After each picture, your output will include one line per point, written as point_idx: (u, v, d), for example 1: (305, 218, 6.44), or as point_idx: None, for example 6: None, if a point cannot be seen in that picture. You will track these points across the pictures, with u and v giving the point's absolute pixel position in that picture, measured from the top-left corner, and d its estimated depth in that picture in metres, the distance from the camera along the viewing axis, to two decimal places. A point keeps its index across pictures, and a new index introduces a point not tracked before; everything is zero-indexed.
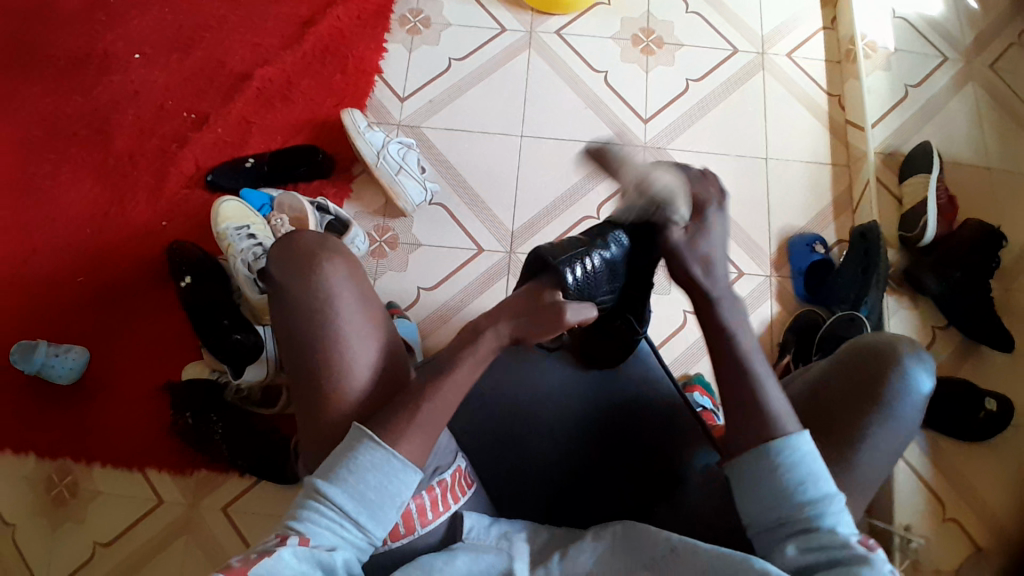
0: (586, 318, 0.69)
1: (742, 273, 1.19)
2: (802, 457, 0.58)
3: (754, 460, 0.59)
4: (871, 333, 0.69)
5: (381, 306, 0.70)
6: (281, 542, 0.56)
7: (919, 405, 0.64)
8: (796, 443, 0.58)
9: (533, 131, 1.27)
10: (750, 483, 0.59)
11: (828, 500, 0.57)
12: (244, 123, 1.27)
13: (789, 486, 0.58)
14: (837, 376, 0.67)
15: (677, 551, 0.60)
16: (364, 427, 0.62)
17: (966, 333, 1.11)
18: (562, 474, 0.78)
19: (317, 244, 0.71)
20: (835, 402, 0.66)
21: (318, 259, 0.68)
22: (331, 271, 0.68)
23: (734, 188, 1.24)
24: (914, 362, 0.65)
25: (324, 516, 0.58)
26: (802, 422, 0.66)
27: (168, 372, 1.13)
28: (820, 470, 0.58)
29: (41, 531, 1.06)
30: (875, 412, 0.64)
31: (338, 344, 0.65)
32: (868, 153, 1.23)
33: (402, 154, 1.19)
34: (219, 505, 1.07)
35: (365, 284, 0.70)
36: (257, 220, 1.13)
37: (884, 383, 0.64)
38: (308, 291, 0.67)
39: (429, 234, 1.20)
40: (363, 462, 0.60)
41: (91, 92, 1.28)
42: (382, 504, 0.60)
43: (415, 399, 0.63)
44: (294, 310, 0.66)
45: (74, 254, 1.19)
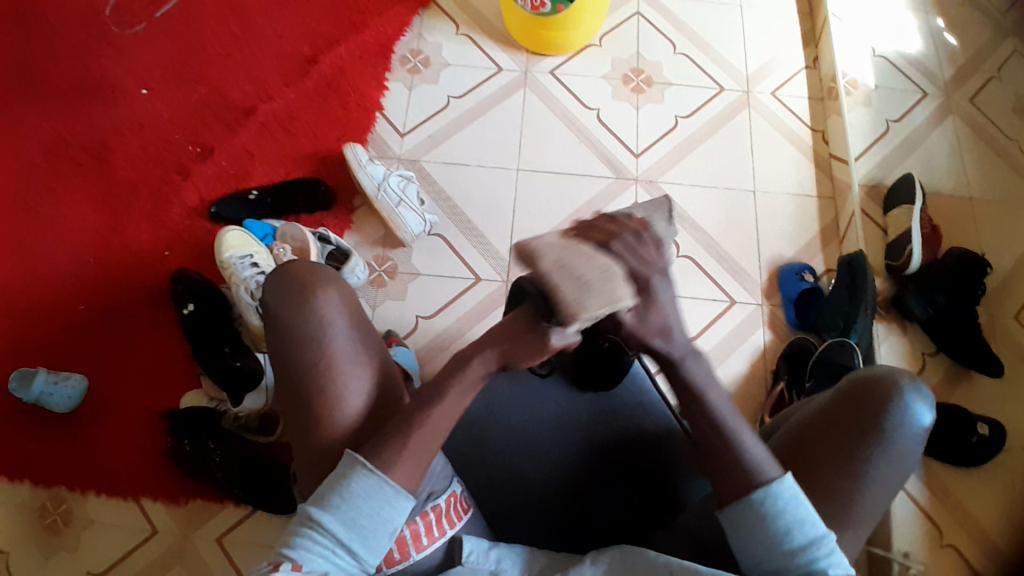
0: (570, 342, 0.63)
1: (733, 302, 1.22)
2: (789, 504, 0.59)
3: (741, 512, 0.60)
4: (871, 365, 0.69)
5: (373, 332, 0.72)
6: (275, 568, 0.55)
7: (917, 437, 0.65)
8: (780, 491, 0.59)
9: (528, 164, 1.31)
10: (741, 531, 0.60)
11: (818, 543, 0.58)
12: (248, 156, 1.30)
13: (778, 534, 0.58)
14: (836, 403, 0.67)
15: (677, 575, 0.61)
16: (356, 453, 0.62)
17: (953, 357, 1.14)
18: (562, 500, 0.79)
19: (310, 270, 0.71)
20: (836, 427, 0.66)
21: (312, 283, 0.69)
22: (325, 299, 0.68)
23: (724, 220, 1.28)
24: (913, 394, 0.65)
25: (316, 543, 0.58)
26: (804, 447, 0.66)
27: (166, 398, 1.14)
28: (806, 514, 0.59)
29: (34, 560, 1.05)
30: (875, 439, 0.64)
31: (332, 372, 0.66)
32: (853, 186, 1.27)
33: (402, 186, 1.23)
34: (213, 535, 1.06)
35: (358, 311, 0.71)
36: (260, 249, 1.15)
37: (882, 413, 0.64)
38: (303, 318, 0.67)
39: (428, 263, 1.23)
40: (356, 488, 0.60)
41: (99, 125, 1.32)
42: (374, 529, 0.60)
43: (415, 411, 0.64)
44: (289, 336, 0.67)
45: (76, 283, 1.21)
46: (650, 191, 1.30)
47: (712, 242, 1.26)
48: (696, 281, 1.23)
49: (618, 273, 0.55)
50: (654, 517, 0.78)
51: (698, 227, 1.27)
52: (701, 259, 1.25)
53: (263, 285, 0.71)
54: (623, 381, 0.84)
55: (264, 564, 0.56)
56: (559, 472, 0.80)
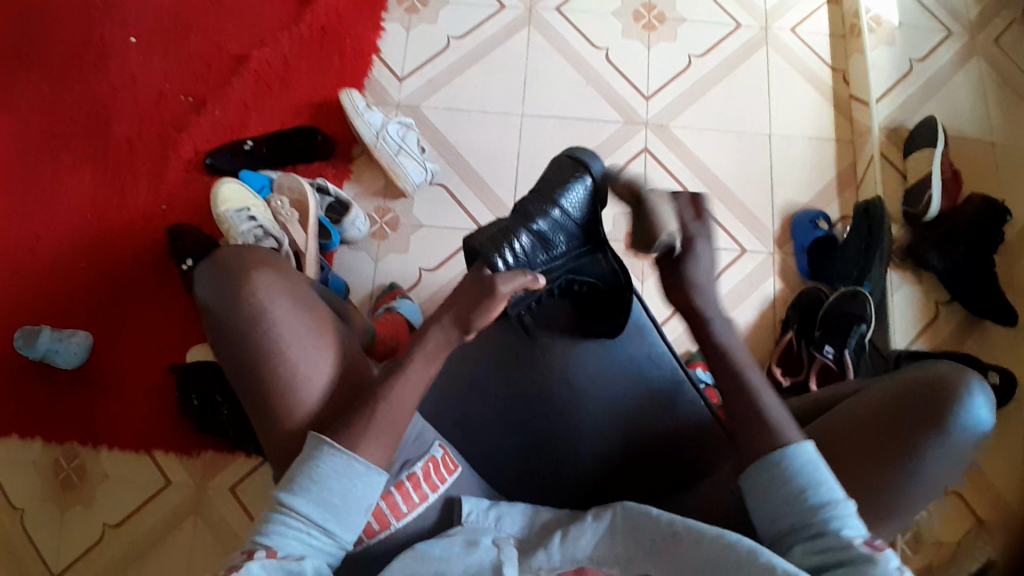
0: (521, 283, 0.70)
1: (744, 251, 1.19)
2: (804, 466, 0.58)
3: (759, 473, 0.60)
4: (934, 361, 0.65)
5: (319, 305, 0.70)
6: (249, 557, 0.55)
7: (974, 438, 0.62)
8: (798, 453, 0.59)
9: (533, 109, 1.26)
10: (761, 489, 0.59)
11: (834, 504, 0.56)
12: (242, 105, 1.26)
13: (796, 491, 0.57)
14: (899, 394, 0.63)
15: (681, 535, 0.60)
16: (321, 435, 0.62)
17: (969, 306, 1.11)
18: (580, 467, 0.76)
19: (241, 257, 0.68)
20: (896, 422, 0.62)
21: (246, 269, 0.66)
22: (260, 287, 0.65)
23: (738, 168, 1.23)
24: (976, 393, 0.62)
25: (291, 526, 0.58)
26: (856, 438, 0.64)
27: (172, 356, 1.14)
28: (824, 476, 0.58)
29: (48, 516, 1.07)
30: (934, 437, 0.61)
31: (287, 364, 0.64)
32: (873, 129, 1.22)
33: (401, 134, 1.19)
34: (226, 485, 1.08)
35: (297, 288, 0.69)
36: (257, 202, 1.12)
37: (945, 409, 0.61)
38: (238, 310, 0.65)
39: (430, 215, 1.20)
40: (325, 469, 0.60)
41: (89, 78, 1.27)
42: (348, 507, 0.60)
43: (390, 381, 0.66)
44: (232, 331, 0.65)
45: (77, 239, 1.19)
46: (660, 137, 1.25)
47: (724, 189, 1.22)
48: None
49: (672, 215, 0.70)
50: (663, 485, 0.75)
51: (709, 173, 1.23)
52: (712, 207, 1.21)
53: (193, 278, 0.69)
54: (627, 327, 0.80)
55: (241, 554, 0.56)
56: (559, 442, 0.77)
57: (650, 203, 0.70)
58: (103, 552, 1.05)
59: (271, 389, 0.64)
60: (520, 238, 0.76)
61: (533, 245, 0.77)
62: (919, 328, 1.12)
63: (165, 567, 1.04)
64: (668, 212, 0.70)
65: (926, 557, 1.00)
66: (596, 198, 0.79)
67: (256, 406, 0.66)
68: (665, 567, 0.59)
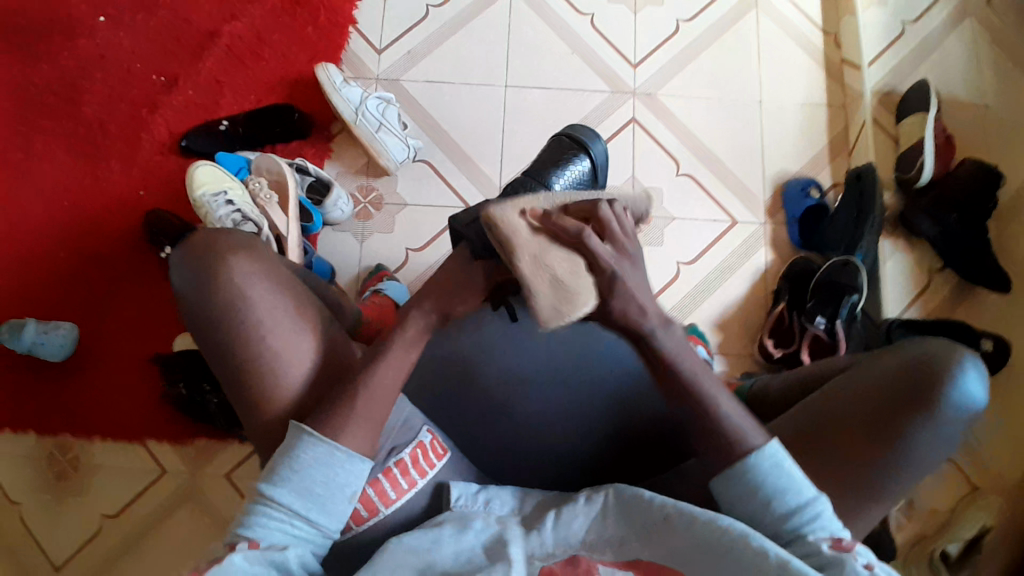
0: None
1: (735, 222, 1.17)
2: (770, 472, 0.58)
3: (726, 482, 0.59)
4: (925, 340, 0.65)
5: (301, 290, 0.68)
6: (232, 549, 0.55)
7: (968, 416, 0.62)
8: (761, 460, 0.58)
9: (517, 80, 1.22)
10: (730, 496, 0.59)
11: (802, 508, 0.57)
12: (215, 83, 1.21)
13: (762, 501, 0.58)
14: (892, 375, 0.63)
15: (670, 519, 0.59)
16: (302, 424, 0.60)
17: (961, 273, 1.10)
18: (566, 451, 0.76)
19: (216, 241, 0.65)
20: (890, 403, 0.62)
21: (221, 254, 0.64)
22: (238, 272, 0.63)
23: (728, 136, 1.21)
24: (968, 371, 0.62)
25: (272, 518, 0.57)
26: (849, 419, 0.63)
27: (155, 345, 1.11)
28: (790, 480, 0.57)
29: (38, 510, 1.05)
30: (926, 416, 0.60)
31: (268, 352, 0.63)
32: (864, 94, 1.19)
33: (381, 110, 1.15)
34: (220, 472, 1.07)
35: (276, 272, 0.66)
36: (235, 185, 1.09)
37: (939, 390, 0.61)
38: (215, 297, 0.63)
39: (414, 192, 1.17)
40: (306, 459, 0.59)
41: (55, 60, 1.22)
42: (331, 496, 0.59)
43: (374, 367, 0.64)
44: (210, 321, 0.63)
45: (52, 228, 1.15)
46: (648, 106, 1.22)
47: (714, 159, 1.20)
48: (695, 200, 1.18)
49: (570, 281, 0.57)
50: (649, 464, 0.75)
51: (699, 142, 1.20)
52: (702, 177, 1.19)
53: (170, 263, 0.66)
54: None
55: (224, 548, 0.56)
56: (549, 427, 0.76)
57: (540, 276, 0.57)
58: (97, 546, 1.04)
59: (255, 384, 0.63)
60: None
61: None
62: (912, 295, 1.11)
63: (157, 557, 1.03)
64: (571, 283, 0.57)
65: (919, 527, 1.01)
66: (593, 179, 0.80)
67: (242, 402, 0.64)
68: (655, 550, 0.58)
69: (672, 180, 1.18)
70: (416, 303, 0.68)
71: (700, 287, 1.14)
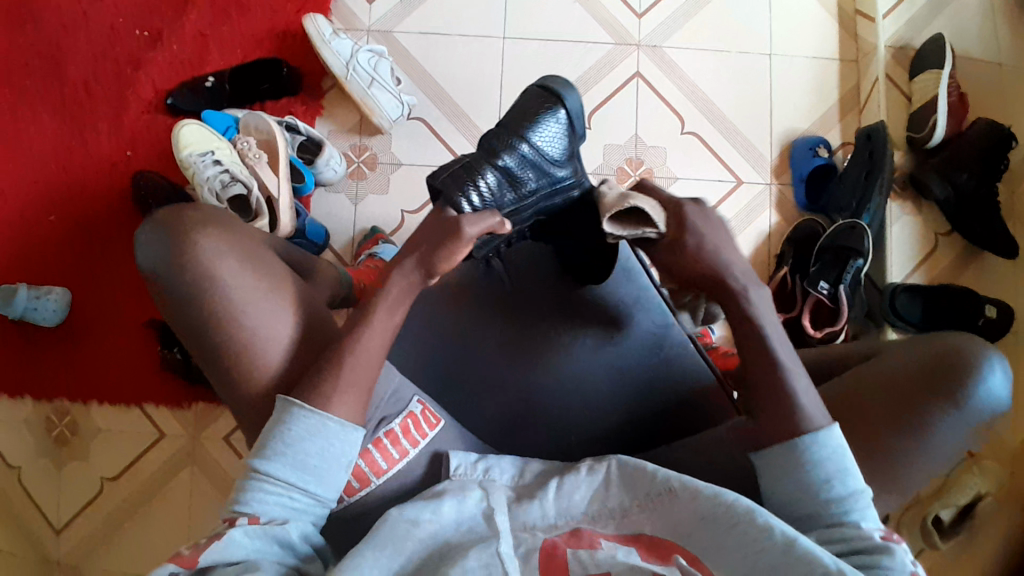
0: (489, 226, 0.66)
1: (740, 182, 1.13)
2: (833, 454, 0.55)
3: (782, 456, 0.56)
4: (951, 334, 0.61)
5: (280, 265, 0.64)
6: (231, 525, 0.53)
7: (991, 412, 0.58)
8: (826, 440, 0.55)
9: (515, 31, 1.16)
10: (779, 473, 0.56)
11: (854, 496, 0.54)
12: (200, 37, 1.16)
13: (817, 482, 0.54)
14: (914, 363, 0.59)
15: (677, 492, 0.55)
16: (289, 397, 0.58)
17: (968, 237, 1.08)
18: (556, 426, 0.71)
19: (190, 219, 0.60)
20: (907, 389, 0.58)
21: (191, 230, 0.59)
22: (207, 249, 0.58)
23: (736, 92, 1.16)
24: (993, 363, 0.58)
25: (270, 492, 0.55)
26: (862, 403, 0.60)
27: (151, 310, 1.10)
28: (848, 465, 0.54)
29: (45, 472, 1.07)
30: (945, 404, 0.57)
31: (250, 336, 0.58)
32: (878, 47, 1.14)
33: (373, 63, 1.10)
34: (219, 435, 1.08)
35: (250, 248, 0.61)
36: (222, 145, 1.06)
37: (963, 381, 0.57)
38: (182, 276, 0.58)
39: (410, 151, 1.13)
40: (297, 431, 0.56)
41: (34, 16, 1.16)
42: (327, 467, 0.57)
43: (358, 342, 0.60)
44: (185, 301, 0.58)
45: (41, 191, 1.12)
46: (653, 60, 1.16)
47: (722, 117, 1.15)
48: (700, 159, 1.14)
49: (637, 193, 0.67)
50: (641, 434, 0.71)
51: (706, 99, 1.15)
52: (707, 135, 1.15)
53: (138, 242, 0.61)
54: (613, 273, 0.75)
55: (222, 522, 0.55)
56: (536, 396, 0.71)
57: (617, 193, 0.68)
58: (103, 504, 1.06)
59: (240, 352, 0.58)
60: (484, 182, 0.69)
61: (498, 190, 0.70)
62: (917, 260, 1.09)
63: (169, 515, 1.05)
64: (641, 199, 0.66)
65: None
66: (570, 134, 0.73)
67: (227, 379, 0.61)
68: (660, 522, 0.54)
69: (677, 138, 1.14)
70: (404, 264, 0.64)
71: None
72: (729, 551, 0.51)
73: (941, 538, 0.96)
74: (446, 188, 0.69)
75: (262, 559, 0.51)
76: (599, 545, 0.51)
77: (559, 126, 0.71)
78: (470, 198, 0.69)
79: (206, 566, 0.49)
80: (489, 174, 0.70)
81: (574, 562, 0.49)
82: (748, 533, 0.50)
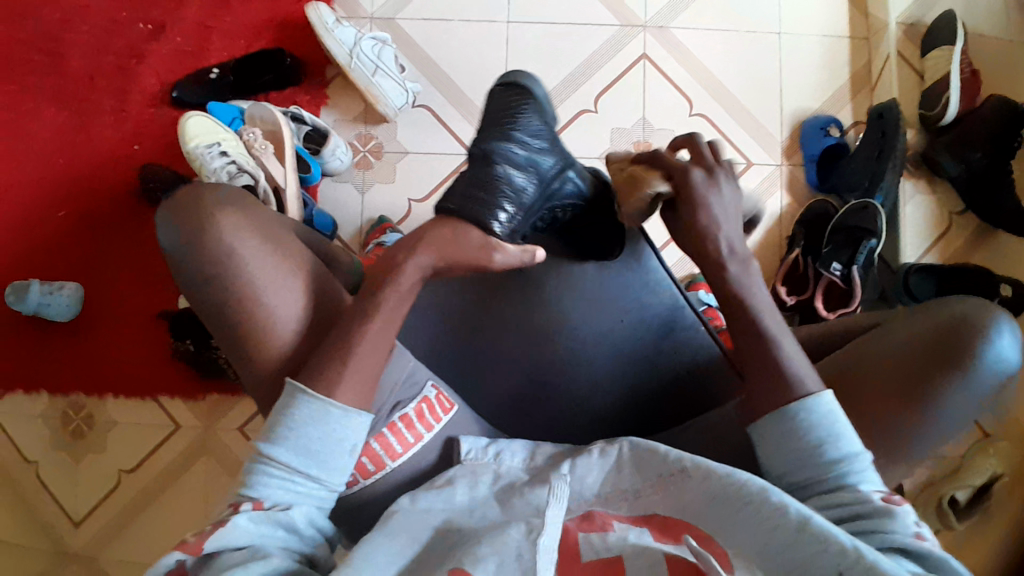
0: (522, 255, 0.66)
1: (750, 164, 1.12)
2: (823, 418, 0.54)
3: (774, 426, 0.56)
4: (956, 298, 0.59)
5: (299, 246, 0.63)
6: (234, 510, 0.53)
7: (1002, 375, 0.56)
8: (816, 406, 0.55)
9: (519, 15, 1.15)
10: (775, 442, 0.56)
11: (851, 460, 0.53)
12: (203, 28, 1.16)
13: (811, 448, 0.54)
14: (922, 332, 0.58)
15: (689, 471, 0.55)
16: (297, 381, 0.58)
17: (982, 217, 1.06)
18: (567, 415, 0.70)
19: (216, 201, 0.60)
20: (916, 361, 0.57)
21: (211, 214, 0.58)
22: (229, 234, 0.58)
23: (744, 72, 1.14)
24: (999, 324, 0.56)
25: (273, 476, 0.55)
26: (872, 378, 0.59)
27: (161, 303, 1.11)
28: (841, 428, 0.54)
29: (61, 465, 1.08)
30: (958, 372, 0.55)
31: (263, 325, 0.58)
32: (891, 24, 1.12)
33: (377, 51, 1.09)
34: (232, 426, 1.08)
35: (268, 232, 0.60)
36: (228, 136, 1.04)
37: (972, 346, 0.55)
38: (202, 261, 0.58)
39: (416, 139, 1.13)
40: (301, 416, 0.56)
41: (39, 11, 1.17)
42: (329, 451, 0.56)
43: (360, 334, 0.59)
44: (203, 281, 0.58)
45: (50, 187, 1.13)
46: (660, 41, 1.15)
47: (730, 97, 1.14)
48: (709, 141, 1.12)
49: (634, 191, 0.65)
50: (652, 418, 0.71)
51: (714, 79, 1.14)
52: (716, 116, 1.13)
53: (157, 220, 0.61)
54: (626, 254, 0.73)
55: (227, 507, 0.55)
56: (539, 376, 0.71)
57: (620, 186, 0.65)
58: (119, 497, 1.07)
59: (249, 345, 0.59)
60: (504, 196, 0.67)
61: (518, 199, 0.68)
62: (930, 240, 1.08)
63: (183, 505, 1.06)
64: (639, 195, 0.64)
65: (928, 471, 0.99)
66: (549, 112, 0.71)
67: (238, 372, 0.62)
68: (671, 503, 0.54)
69: (686, 120, 1.13)
70: (409, 251, 0.64)
71: None
72: (745, 526, 0.50)
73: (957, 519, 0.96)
74: (469, 210, 0.66)
75: (267, 545, 0.52)
76: (610, 526, 0.51)
77: (539, 110, 0.69)
78: (499, 212, 0.66)
79: (210, 553, 0.49)
80: (504, 185, 0.67)
81: (585, 544, 0.49)
82: (763, 510, 0.50)
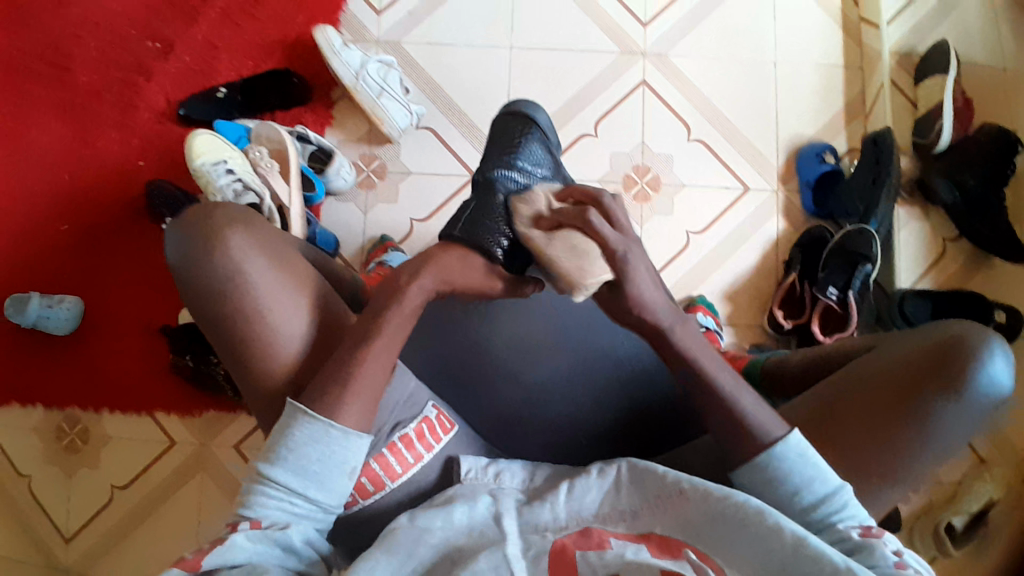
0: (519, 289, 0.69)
1: (747, 189, 1.14)
2: (794, 464, 0.55)
3: (749, 472, 0.57)
4: (950, 323, 0.60)
5: (305, 265, 0.64)
6: (233, 529, 0.54)
7: (993, 400, 0.57)
8: (784, 453, 0.56)
9: (522, 41, 1.17)
10: (754, 487, 0.57)
11: (828, 499, 0.55)
12: (211, 47, 1.18)
13: (787, 494, 0.55)
14: (912, 355, 0.59)
15: (686, 493, 0.55)
16: (297, 402, 0.57)
17: (976, 243, 1.08)
18: (565, 432, 0.71)
19: (229, 218, 0.61)
20: (904, 382, 0.58)
21: (219, 228, 0.59)
22: (237, 249, 0.59)
23: (741, 98, 1.17)
24: (991, 350, 0.57)
25: (272, 496, 0.56)
26: (861, 398, 0.60)
27: (161, 317, 1.11)
28: (813, 472, 0.55)
29: (54, 479, 1.07)
30: (943, 394, 0.57)
31: (267, 338, 0.59)
32: (884, 54, 1.15)
33: (382, 74, 1.11)
34: (229, 443, 1.08)
35: (275, 249, 0.62)
36: (234, 154, 1.05)
37: (960, 369, 0.56)
38: (210, 273, 0.58)
39: (419, 160, 1.14)
40: (300, 437, 0.56)
41: (50, 29, 1.19)
42: (328, 472, 0.57)
43: (362, 349, 0.60)
44: (207, 294, 0.59)
45: (54, 201, 1.14)
46: (659, 67, 1.17)
47: (727, 123, 1.16)
48: (707, 165, 1.14)
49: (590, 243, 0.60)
50: (649, 440, 0.72)
51: (711, 105, 1.16)
52: (713, 141, 1.15)
53: (166, 238, 0.62)
54: None
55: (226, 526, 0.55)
56: (537, 398, 0.72)
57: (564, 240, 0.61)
58: (112, 513, 1.06)
59: (250, 358, 0.59)
60: (508, 223, 0.68)
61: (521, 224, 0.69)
62: (924, 267, 1.10)
63: (177, 522, 1.05)
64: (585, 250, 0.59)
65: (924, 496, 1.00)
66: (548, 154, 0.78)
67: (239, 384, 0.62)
68: (671, 521, 0.54)
69: (683, 144, 1.15)
70: (410, 269, 0.64)
71: (714, 255, 1.11)
72: (736, 552, 0.51)
73: (953, 545, 0.97)
74: (473, 237, 0.67)
75: (265, 562, 0.52)
76: (606, 543, 0.51)
77: (538, 149, 0.76)
78: (501, 240, 0.67)
79: (210, 569, 0.50)
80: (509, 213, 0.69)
81: (581, 562, 0.49)
82: (761, 532, 0.51)
